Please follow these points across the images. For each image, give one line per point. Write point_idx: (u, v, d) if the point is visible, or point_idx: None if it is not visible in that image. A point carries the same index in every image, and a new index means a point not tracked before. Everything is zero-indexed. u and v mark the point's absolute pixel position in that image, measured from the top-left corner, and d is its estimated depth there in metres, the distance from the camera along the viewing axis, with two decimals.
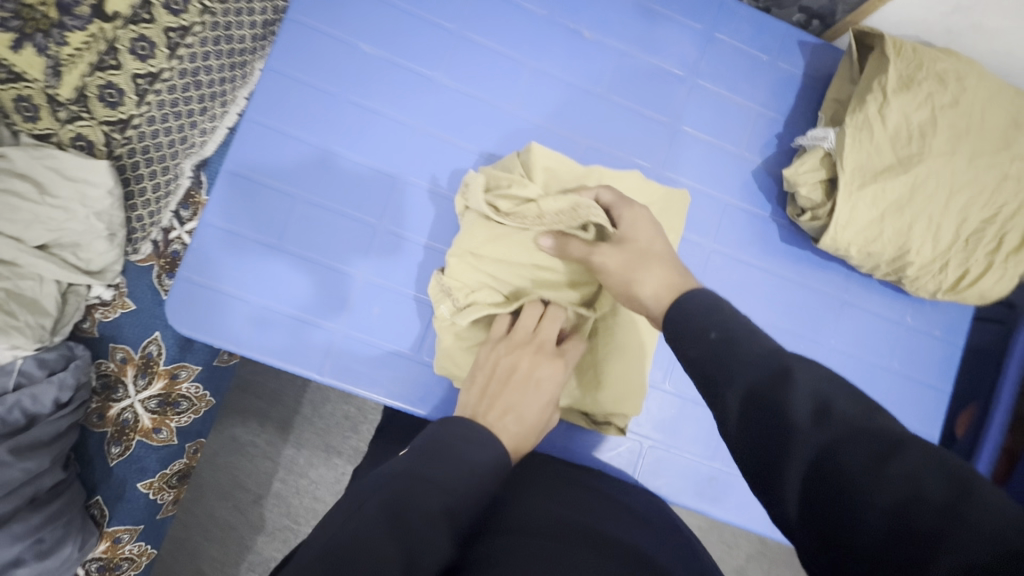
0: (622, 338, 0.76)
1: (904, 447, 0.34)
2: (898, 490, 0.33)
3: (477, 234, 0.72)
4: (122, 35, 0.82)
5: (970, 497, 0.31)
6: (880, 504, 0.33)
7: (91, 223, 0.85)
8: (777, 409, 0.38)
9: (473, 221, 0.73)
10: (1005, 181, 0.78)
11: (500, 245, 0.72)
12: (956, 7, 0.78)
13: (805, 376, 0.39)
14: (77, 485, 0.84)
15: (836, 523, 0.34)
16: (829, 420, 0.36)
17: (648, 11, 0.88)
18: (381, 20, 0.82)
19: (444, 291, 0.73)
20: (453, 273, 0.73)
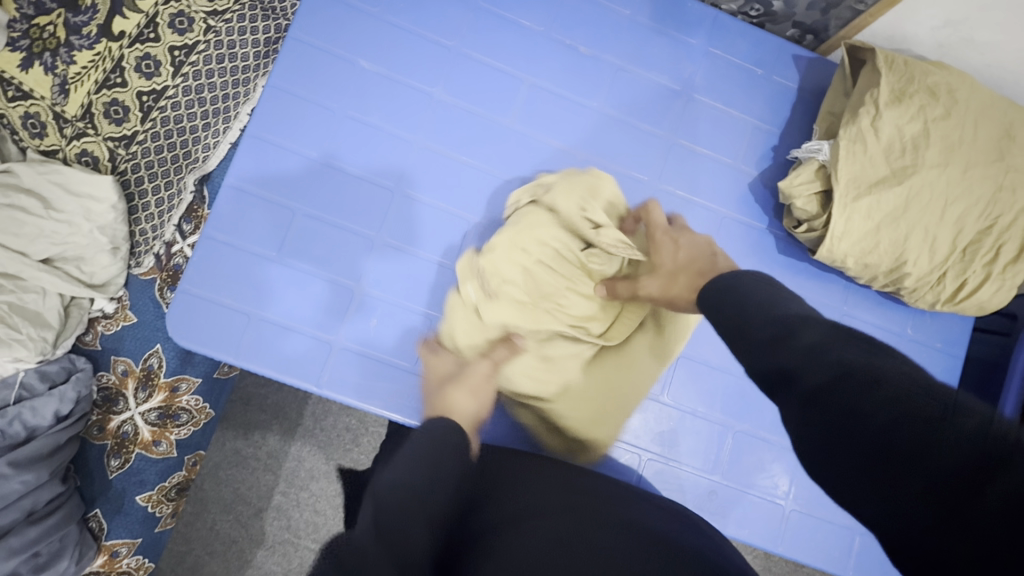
0: (622, 374, 0.79)
1: (880, 385, 0.39)
2: (890, 409, 0.38)
3: (535, 225, 0.76)
4: (127, 54, 0.86)
5: (942, 428, 0.36)
6: (878, 424, 0.38)
7: (95, 236, 0.86)
8: (783, 356, 0.44)
9: (535, 213, 0.77)
10: (1000, 192, 0.79)
11: (549, 249, 0.76)
12: (946, 22, 0.79)
13: (812, 328, 0.45)
14: (76, 498, 0.85)
15: (838, 438, 0.39)
16: (821, 357, 0.42)
17: (643, 27, 0.90)
18: (381, 37, 0.84)
19: (476, 271, 0.77)
20: (495, 258, 0.75)
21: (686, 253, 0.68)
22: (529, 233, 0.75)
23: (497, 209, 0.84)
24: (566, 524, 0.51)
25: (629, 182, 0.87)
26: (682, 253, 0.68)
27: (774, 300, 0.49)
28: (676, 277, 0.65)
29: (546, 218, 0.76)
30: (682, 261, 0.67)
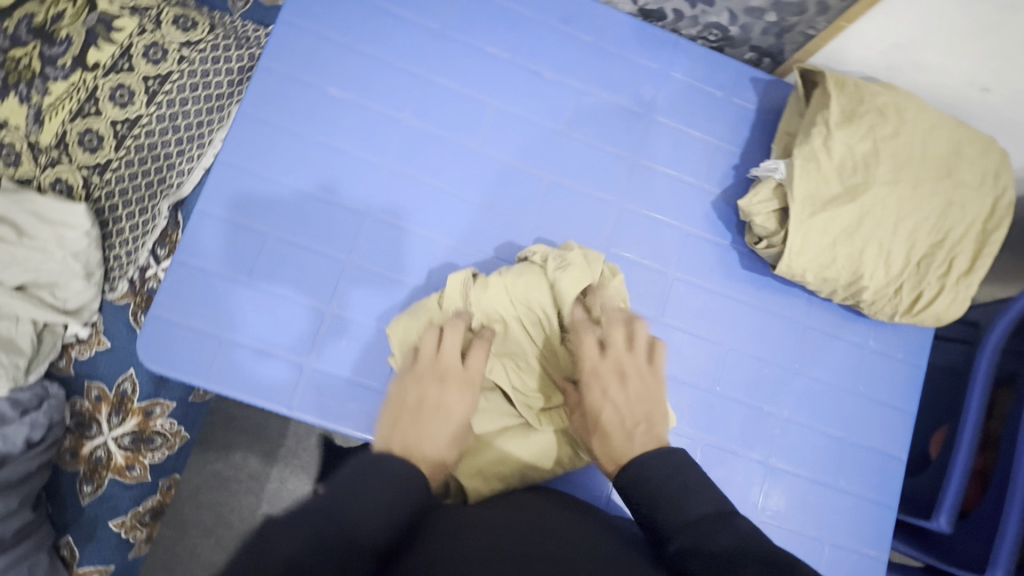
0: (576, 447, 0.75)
1: None
2: None
3: (530, 279, 0.75)
4: (102, 84, 0.88)
5: None
6: None
7: (68, 263, 0.87)
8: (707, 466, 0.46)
9: (534, 272, 0.76)
10: (950, 207, 0.82)
11: (535, 307, 0.75)
12: (893, 45, 0.83)
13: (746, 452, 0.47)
14: (47, 525, 0.86)
15: None
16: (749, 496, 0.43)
17: (605, 53, 0.93)
18: (351, 66, 0.87)
19: (463, 289, 0.76)
20: (485, 291, 0.75)
21: (613, 414, 0.64)
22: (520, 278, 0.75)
23: (467, 230, 0.86)
24: (531, 546, 0.51)
25: (594, 203, 0.89)
26: (608, 410, 0.64)
27: (681, 491, 0.52)
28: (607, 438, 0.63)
29: (541, 282, 0.75)
30: (603, 426, 0.64)
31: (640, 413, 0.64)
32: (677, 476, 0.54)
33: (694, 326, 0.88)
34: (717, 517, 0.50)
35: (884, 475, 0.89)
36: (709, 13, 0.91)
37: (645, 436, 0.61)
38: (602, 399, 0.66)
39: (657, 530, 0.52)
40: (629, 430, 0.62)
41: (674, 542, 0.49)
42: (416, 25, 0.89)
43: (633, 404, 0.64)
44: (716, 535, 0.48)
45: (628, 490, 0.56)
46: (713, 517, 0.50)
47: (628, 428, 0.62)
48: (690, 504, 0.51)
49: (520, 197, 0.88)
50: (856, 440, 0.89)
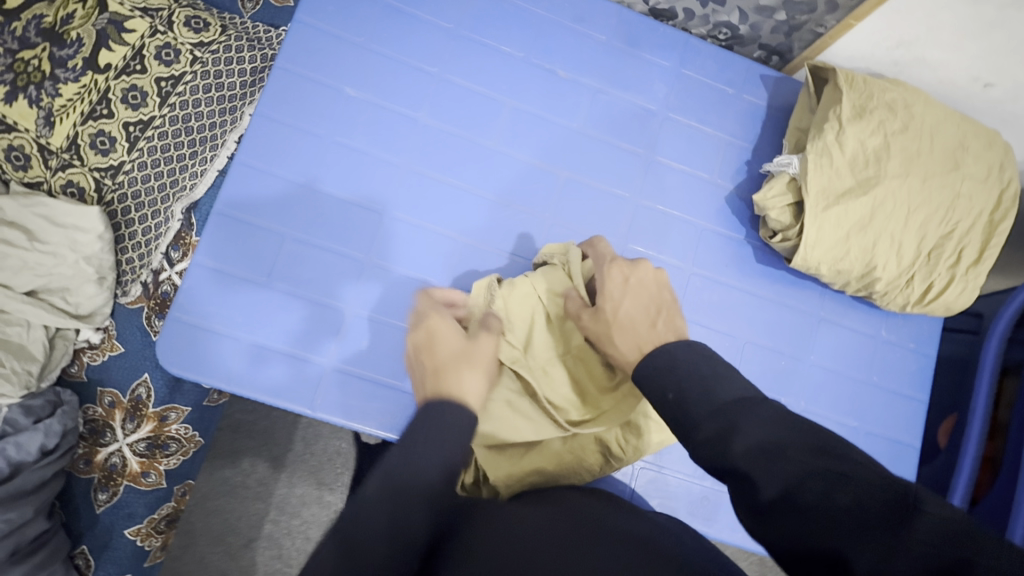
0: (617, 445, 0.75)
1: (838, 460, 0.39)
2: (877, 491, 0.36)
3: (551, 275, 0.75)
4: (114, 86, 0.87)
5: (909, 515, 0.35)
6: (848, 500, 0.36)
7: (80, 267, 0.86)
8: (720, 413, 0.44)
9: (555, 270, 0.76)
10: (958, 200, 0.84)
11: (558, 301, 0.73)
12: (900, 42, 0.85)
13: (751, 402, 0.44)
14: (61, 534, 0.85)
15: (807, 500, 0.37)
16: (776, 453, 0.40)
17: (617, 51, 0.94)
18: (366, 65, 0.87)
19: (489, 291, 0.74)
20: (512, 294, 0.74)
21: (633, 303, 0.61)
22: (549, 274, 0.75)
23: (487, 227, 0.86)
24: (553, 531, 0.49)
25: (609, 198, 0.90)
26: (625, 305, 0.61)
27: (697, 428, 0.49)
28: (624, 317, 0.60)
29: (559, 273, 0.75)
30: (620, 317, 0.60)
31: (657, 304, 0.60)
32: (705, 362, 0.50)
33: (711, 320, 0.89)
34: (742, 402, 0.45)
35: (897, 463, 0.91)
36: (719, 12, 0.93)
37: (666, 320, 0.57)
38: (618, 292, 0.62)
39: (683, 422, 0.46)
40: (652, 319, 0.58)
41: (703, 434, 0.44)
42: (430, 24, 0.89)
43: (651, 296, 0.61)
44: (750, 419, 0.43)
45: (663, 373, 0.51)
46: (745, 400, 0.45)
47: (648, 319, 0.58)
48: (719, 390, 0.46)
49: (537, 194, 0.88)
50: (870, 430, 0.91)
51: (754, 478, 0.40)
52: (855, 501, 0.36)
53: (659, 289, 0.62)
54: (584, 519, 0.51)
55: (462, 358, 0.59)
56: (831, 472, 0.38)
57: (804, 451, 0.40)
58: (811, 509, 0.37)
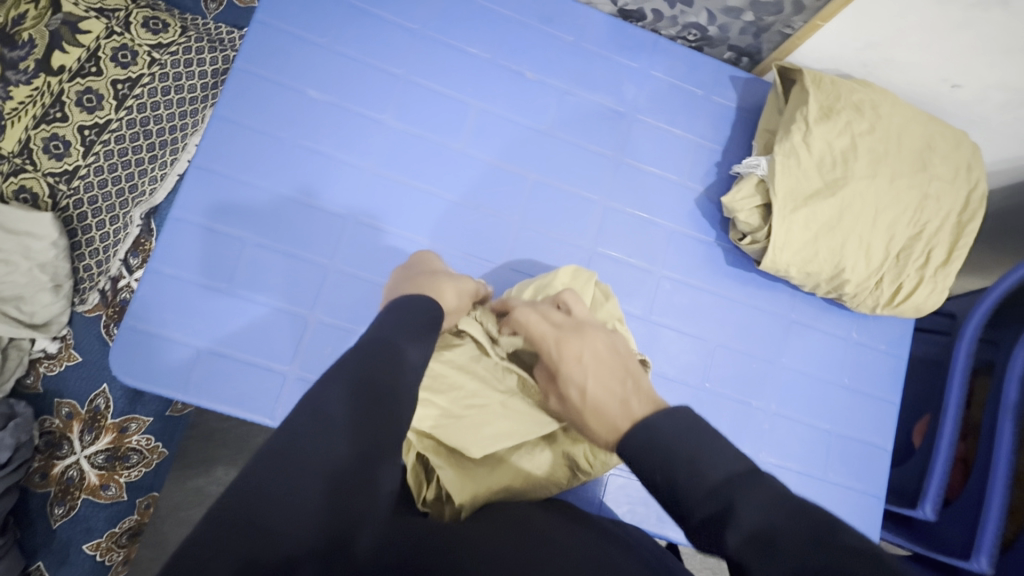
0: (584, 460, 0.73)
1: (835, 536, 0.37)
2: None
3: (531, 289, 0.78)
4: (68, 89, 0.85)
5: None
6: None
7: (34, 275, 0.84)
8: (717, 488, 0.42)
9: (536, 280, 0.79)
10: (926, 201, 0.83)
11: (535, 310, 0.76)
12: (867, 43, 0.84)
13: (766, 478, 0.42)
14: (14, 551, 0.82)
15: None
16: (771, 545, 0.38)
17: (586, 52, 0.93)
18: (329, 66, 0.85)
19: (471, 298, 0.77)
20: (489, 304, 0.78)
21: (597, 376, 0.61)
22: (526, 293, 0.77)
23: (454, 231, 0.85)
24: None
25: (578, 201, 0.89)
26: (590, 383, 0.61)
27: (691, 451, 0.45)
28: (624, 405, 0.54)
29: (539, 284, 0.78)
30: (588, 400, 0.60)
31: (621, 376, 0.61)
32: (693, 435, 0.46)
33: (681, 323, 0.88)
34: (736, 483, 0.42)
35: (870, 465, 0.90)
36: (687, 13, 0.92)
37: (637, 394, 0.57)
38: (579, 373, 0.63)
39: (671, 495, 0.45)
40: (624, 399, 0.56)
41: (698, 518, 0.42)
42: (395, 25, 0.88)
43: (608, 365, 0.63)
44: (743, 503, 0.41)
45: (642, 452, 0.48)
46: (738, 479, 0.42)
47: (616, 396, 0.58)
48: (712, 465, 0.44)
49: (506, 198, 0.87)
50: (842, 432, 0.90)
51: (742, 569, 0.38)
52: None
53: (613, 347, 0.65)
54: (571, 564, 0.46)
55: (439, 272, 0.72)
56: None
57: (798, 540, 0.37)
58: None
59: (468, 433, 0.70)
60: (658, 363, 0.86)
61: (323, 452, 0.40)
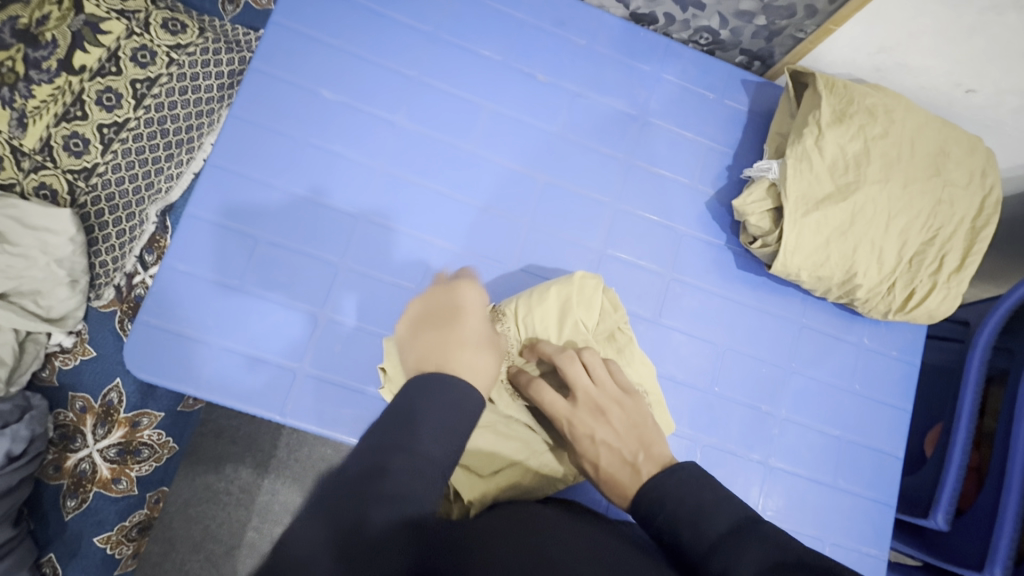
0: None
1: None
2: None
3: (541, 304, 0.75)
4: (88, 88, 0.86)
5: None
6: None
7: (52, 270, 0.85)
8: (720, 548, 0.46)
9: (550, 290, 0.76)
10: (939, 206, 0.83)
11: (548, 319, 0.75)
12: (881, 48, 0.84)
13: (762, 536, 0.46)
14: (27, 542, 0.83)
15: None
16: None
17: (598, 56, 0.93)
18: (343, 68, 0.86)
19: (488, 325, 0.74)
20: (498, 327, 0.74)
21: (608, 446, 0.63)
22: (539, 306, 0.74)
23: (465, 232, 0.85)
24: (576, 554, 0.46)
25: (587, 203, 0.89)
26: (603, 455, 0.63)
27: (696, 511, 0.50)
28: (635, 469, 0.59)
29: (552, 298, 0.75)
30: (601, 472, 0.62)
31: (631, 442, 0.63)
32: (703, 489, 0.52)
33: (691, 326, 0.88)
34: (736, 534, 0.47)
35: (880, 472, 0.89)
36: (699, 17, 0.92)
37: (644, 462, 0.59)
38: (592, 448, 0.64)
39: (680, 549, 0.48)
40: (630, 465, 0.60)
41: (708, 567, 0.45)
42: (409, 28, 0.89)
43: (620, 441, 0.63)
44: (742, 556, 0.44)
45: (649, 510, 0.53)
46: (739, 531, 0.47)
47: (624, 468, 0.60)
48: (711, 524, 0.48)
49: (516, 199, 0.87)
50: (853, 438, 0.89)
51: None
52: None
53: (632, 418, 0.66)
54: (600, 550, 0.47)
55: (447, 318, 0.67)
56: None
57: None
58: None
59: (473, 433, 0.71)
60: (667, 366, 0.86)
61: (361, 457, 0.50)
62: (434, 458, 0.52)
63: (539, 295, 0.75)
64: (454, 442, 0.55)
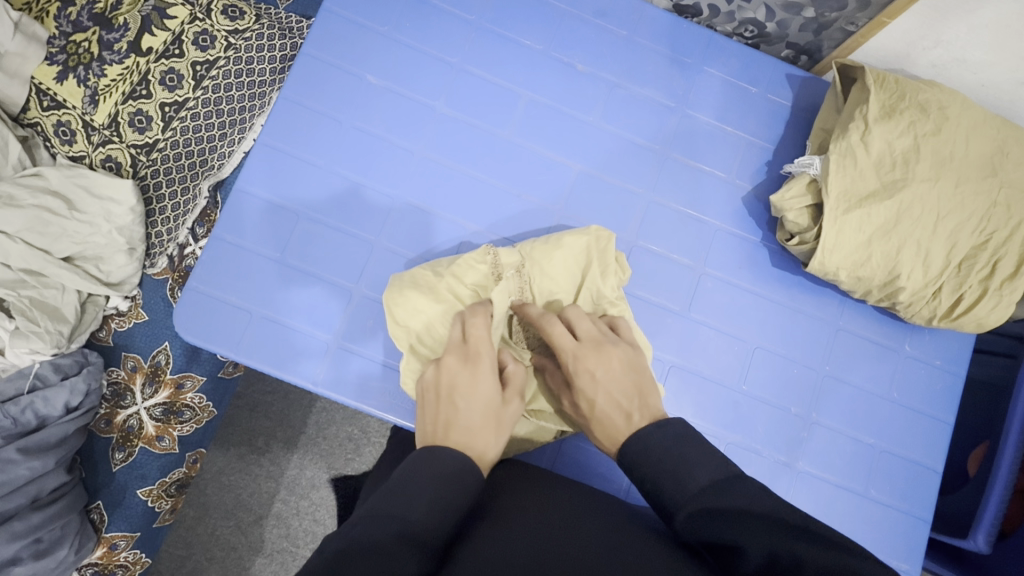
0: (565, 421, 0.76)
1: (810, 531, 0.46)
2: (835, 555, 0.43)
3: (551, 254, 0.77)
4: (154, 69, 0.94)
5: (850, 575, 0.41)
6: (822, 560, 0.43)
7: (113, 237, 0.92)
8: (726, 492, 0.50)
9: (576, 243, 0.78)
10: (994, 209, 0.79)
11: (557, 264, 0.77)
12: (937, 43, 0.80)
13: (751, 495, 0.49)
14: (80, 488, 0.88)
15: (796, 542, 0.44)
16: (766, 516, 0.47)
17: (639, 47, 0.93)
18: (389, 53, 0.89)
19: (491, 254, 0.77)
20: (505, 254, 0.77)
21: (618, 368, 0.67)
22: (558, 251, 0.77)
23: (498, 217, 0.87)
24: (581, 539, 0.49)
25: (621, 194, 0.89)
26: (601, 401, 0.65)
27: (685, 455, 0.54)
28: (630, 393, 0.65)
29: (574, 246, 0.78)
30: (598, 416, 0.65)
31: (628, 391, 0.65)
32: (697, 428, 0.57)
33: (720, 322, 0.87)
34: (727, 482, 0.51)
35: (916, 486, 0.85)
36: (745, 9, 0.91)
37: (640, 411, 0.63)
38: (592, 386, 0.66)
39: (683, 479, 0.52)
40: (626, 409, 0.63)
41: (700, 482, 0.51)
42: (453, 17, 0.91)
43: (620, 379, 0.66)
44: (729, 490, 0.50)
45: None
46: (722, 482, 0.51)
47: (622, 413, 0.63)
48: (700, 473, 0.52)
49: (551, 187, 0.88)
50: (888, 448, 0.86)
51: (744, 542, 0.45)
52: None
53: (630, 365, 0.68)
54: (590, 539, 0.49)
55: (458, 371, 0.64)
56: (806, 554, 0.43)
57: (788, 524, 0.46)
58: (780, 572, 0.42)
59: None
60: (694, 361, 0.85)
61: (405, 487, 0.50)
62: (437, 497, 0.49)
63: (557, 240, 0.78)
64: (454, 488, 0.51)
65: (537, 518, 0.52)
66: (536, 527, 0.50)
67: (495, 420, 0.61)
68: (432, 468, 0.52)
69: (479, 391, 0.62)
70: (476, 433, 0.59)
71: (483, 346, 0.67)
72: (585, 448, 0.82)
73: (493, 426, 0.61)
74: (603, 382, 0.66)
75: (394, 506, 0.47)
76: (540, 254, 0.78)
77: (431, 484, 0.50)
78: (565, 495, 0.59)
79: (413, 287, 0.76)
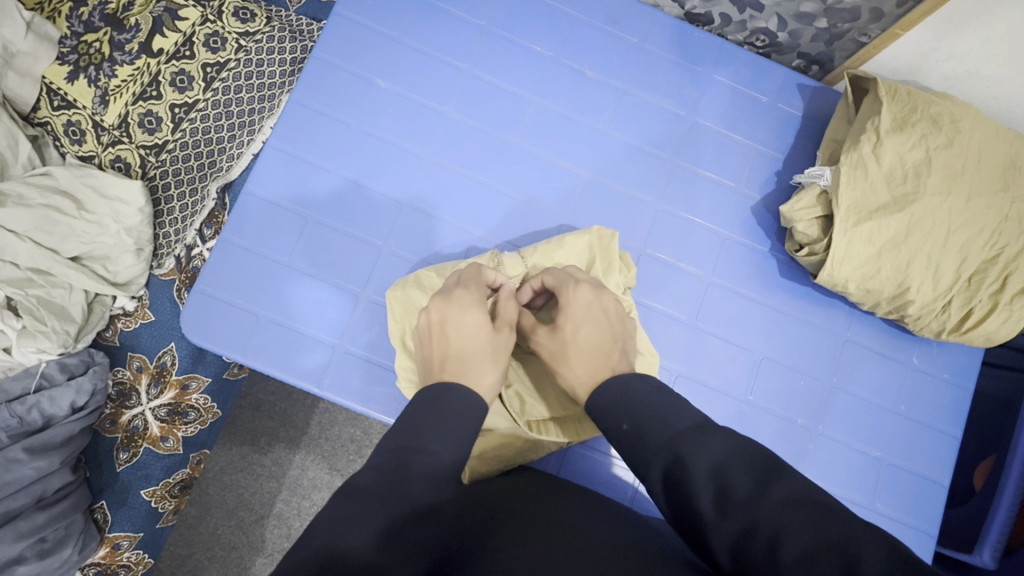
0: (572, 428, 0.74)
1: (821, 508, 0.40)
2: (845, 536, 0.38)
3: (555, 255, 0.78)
4: (164, 70, 0.94)
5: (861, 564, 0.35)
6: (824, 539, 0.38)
7: (122, 238, 0.92)
8: (729, 463, 0.45)
9: (580, 243, 0.79)
10: (1006, 223, 0.78)
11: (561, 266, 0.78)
12: (950, 55, 0.80)
13: (755, 469, 0.45)
14: (84, 488, 0.88)
15: (798, 518, 0.40)
16: (771, 492, 0.42)
17: (650, 55, 0.93)
18: (399, 58, 0.89)
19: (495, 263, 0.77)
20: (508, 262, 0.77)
21: (603, 311, 0.69)
22: (560, 250, 0.78)
23: (505, 222, 0.87)
24: (604, 540, 0.47)
25: (629, 201, 0.89)
26: (585, 330, 0.66)
27: (690, 425, 0.50)
28: (610, 335, 0.67)
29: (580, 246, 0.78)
30: (577, 345, 0.66)
31: (610, 336, 0.67)
32: (663, 397, 0.55)
33: (728, 332, 0.86)
34: (734, 458, 0.46)
35: (922, 499, 0.85)
36: (757, 18, 0.91)
37: (621, 355, 0.64)
38: (580, 316, 0.67)
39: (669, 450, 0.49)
40: (610, 349, 0.65)
41: (695, 452, 0.47)
42: (464, 22, 0.91)
43: (609, 322, 0.68)
44: (694, 456, 0.47)
45: None
46: (728, 452, 0.46)
47: (602, 353, 0.64)
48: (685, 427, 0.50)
49: (559, 194, 0.88)
50: (894, 462, 0.86)
51: (737, 514, 0.42)
52: (801, 559, 0.37)
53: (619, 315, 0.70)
54: (616, 541, 0.47)
55: (451, 310, 0.67)
56: (773, 533, 0.39)
57: (797, 503, 0.41)
58: (753, 566, 0.39)
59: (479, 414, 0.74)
60: (699, 370, 0.85)
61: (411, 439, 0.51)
62: (444, 463, 0.51)
63: (559, 240, 0.78)
64: (460, 449, 0.53)
65: (556, 520, 0.50)
66: (560, 526, 0.49)
67: (490, 351, 0.65)
68: (434, 423, 0.54)
69: (468, 329, 0.65)
70: (468, 367, 0.62)
71: (472, 283, 0.70)
72: (590, 457, 0.82)
73: (487, 360, 0.64)
74: (591, 319, 0.67)
75: (399, 462, 0.49)
76: (545, 256, 0.78)
77: (440, 443, 0.52)
78: (584, 502, 0.57)
79: (417, 288, 0.76)
